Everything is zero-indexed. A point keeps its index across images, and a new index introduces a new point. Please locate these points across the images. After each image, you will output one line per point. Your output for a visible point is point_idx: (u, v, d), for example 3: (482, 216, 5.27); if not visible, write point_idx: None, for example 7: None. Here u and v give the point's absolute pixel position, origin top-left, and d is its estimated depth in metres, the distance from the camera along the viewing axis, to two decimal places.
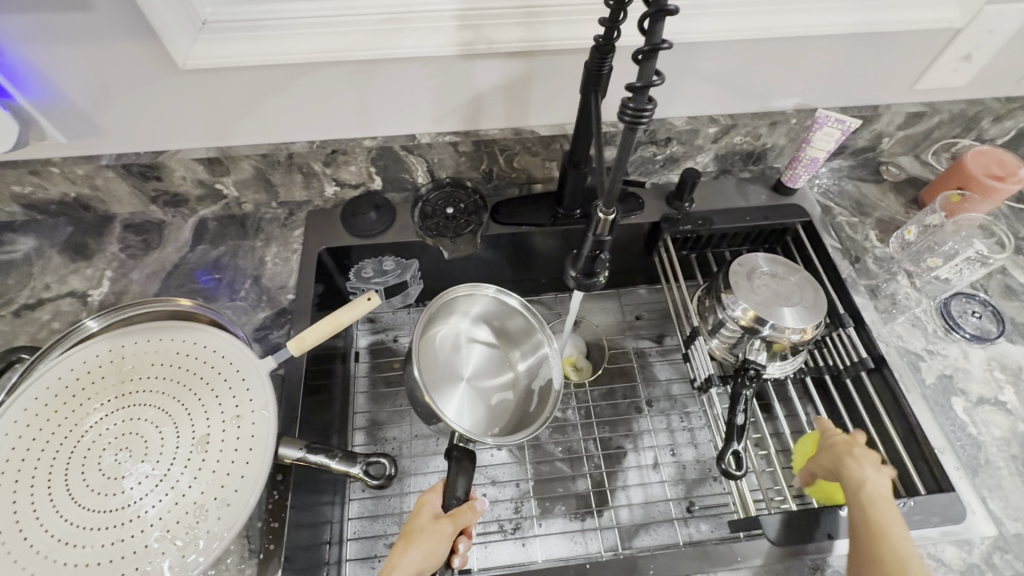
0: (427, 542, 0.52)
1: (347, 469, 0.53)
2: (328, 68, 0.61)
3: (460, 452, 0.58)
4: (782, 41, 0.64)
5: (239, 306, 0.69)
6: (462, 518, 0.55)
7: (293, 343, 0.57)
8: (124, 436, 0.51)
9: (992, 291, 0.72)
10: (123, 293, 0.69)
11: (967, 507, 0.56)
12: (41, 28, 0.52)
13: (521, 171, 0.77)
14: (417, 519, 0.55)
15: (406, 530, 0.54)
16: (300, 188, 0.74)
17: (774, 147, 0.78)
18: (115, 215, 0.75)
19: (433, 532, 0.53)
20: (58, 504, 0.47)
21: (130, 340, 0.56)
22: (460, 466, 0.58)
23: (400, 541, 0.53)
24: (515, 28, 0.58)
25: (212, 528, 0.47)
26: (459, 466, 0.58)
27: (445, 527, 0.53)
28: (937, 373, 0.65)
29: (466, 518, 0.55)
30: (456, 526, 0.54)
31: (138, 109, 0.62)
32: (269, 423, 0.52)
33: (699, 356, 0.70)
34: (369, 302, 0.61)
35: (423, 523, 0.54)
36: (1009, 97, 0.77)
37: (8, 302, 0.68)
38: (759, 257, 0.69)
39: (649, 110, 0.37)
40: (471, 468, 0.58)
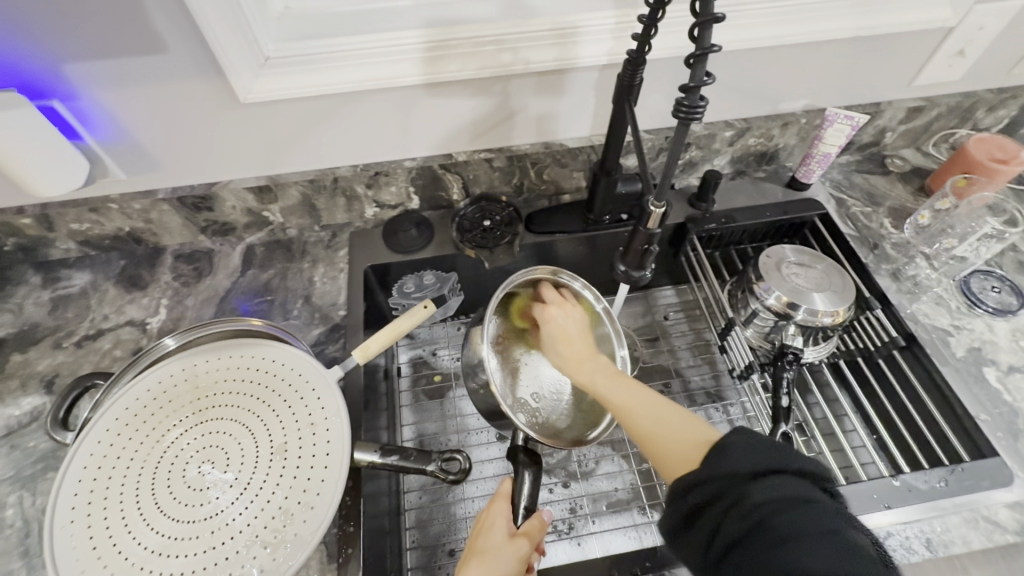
0: (504, 562, 0.50)
1: (423, 467, 0.55)
2: (376, 95, 0.65)
3: (527, 456, 0.60)
4: (792, 48, 0.69)
5: (293, 324, 0.72)
6: (535, 535, 0.54)
7: (358, 353, 0.61)
8: (206, 449, 0.53)
9: (1007, 267, 0.76)
10: (180, 318, 0.72)
11: (1013, 471, 0.58)
12: (116, 73, 0.57)
13: (551, 183, 0.81)
14: (491, 536, 0.54)
15: (482, 549, 0.53)
16: (342, 211, 0.78)
17: (785, 147, 0.83)
18: (165, 247, 0.78)
19: (507, 550, 0.52)
20: (148, 517, 0.49)
21: (202, 359, 0.58)
22: (528, 470, 0.59)
23: (477, 560, 0.51)
24: (550, 48, 0.64)
25: (299, 532, 0.49)
26: (526, 469, 0.59)
27: (522, 546, 0.52)
28: (966, 346, 0.68)
29: (538, 535, 0.54)
30: (531, 544, 0.53)
31: (196, 143, 0.66)
32: (343, 428, 0.54)
33: (737, 346, 0.72)
34: (426, 309, 0.66)
35: (498, 541, 0.53)
36: (1001, 88, 0.82)
37: (69, 334, 0.71)
38: (786, 248, 0.73)
39: (702, 107, 0.42)
40: (538, 473, 0.60)
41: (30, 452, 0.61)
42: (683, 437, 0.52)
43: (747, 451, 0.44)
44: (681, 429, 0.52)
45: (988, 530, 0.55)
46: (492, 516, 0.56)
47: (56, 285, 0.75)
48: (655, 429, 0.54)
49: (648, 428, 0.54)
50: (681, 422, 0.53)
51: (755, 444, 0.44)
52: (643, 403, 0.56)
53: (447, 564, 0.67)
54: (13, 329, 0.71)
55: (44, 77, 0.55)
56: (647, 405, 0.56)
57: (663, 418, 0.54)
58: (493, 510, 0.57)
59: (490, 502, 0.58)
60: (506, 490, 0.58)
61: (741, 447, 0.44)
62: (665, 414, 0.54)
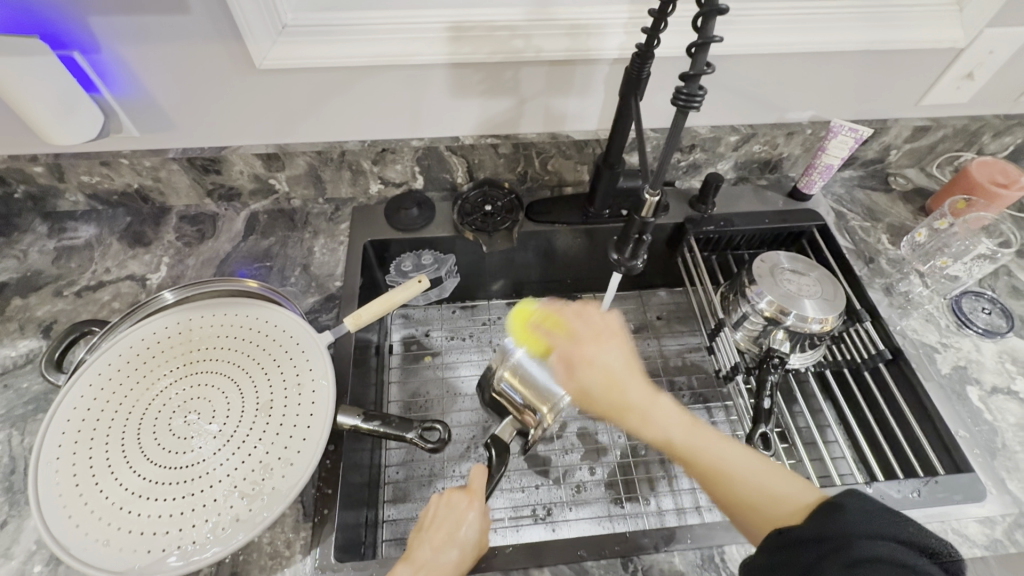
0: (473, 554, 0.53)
1: (402, 434, 0.56)
2: (387, 72, 0.67)
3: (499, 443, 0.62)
4: (801, 57, 0.70)
5: (289, 291, 0.73)
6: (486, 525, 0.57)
7: (350, 320, 0.62)
8: (193, 400, 0.54)
9: (1000, 290, 0.77)
10: (179, 278, 0.73)
11: (987, 488, 0.58)
12: (138, 30, 0.58)
13: (555, 174, 0.82)
14: (469, 529, 0.53)
15: (460, 540, 0.52)
16: (347, 185, 0.79)
17: (790, 156, 0.84)
18: (172, 208, 0.80)
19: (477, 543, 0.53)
20: (132, 460, 0.50)
21: (197, 315, 0.60)
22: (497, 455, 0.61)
23: (455, 551, 0.52)
24: (561, 38, 0.65)
25: (277, 485, 0.50)
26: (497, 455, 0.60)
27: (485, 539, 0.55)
28: (952, 364, 0.68)
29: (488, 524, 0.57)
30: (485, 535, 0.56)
31: (210, 106, 0.68)
32: (329, 391, 0.55)
33: (725, 347, 0.73)
34: (420, 283, 0.66)
35: (474, 535, 0.53)
36: (1009, 114, 0.83)
37: (70, 284, 0.72)
38: (781, 255, 0.73)
39: (700, 96, 0.43)
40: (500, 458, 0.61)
41: (22, 393, 0.62)
42: (791, 493, 0.50)
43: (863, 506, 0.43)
44: (794, 483, 0.51)
45: (956, 543, 0.55)
46: (473, 507, 0.55)
47: (61, 235, 0.76)
48: (750, 476, 0.52)
49: (747, 476, 0.52)
50: (765, 467, 0.53)
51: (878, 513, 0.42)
52: (726, 450, 0.54)
53: None
54: (16, 275, 0.72)
55: (68, 27, 0.57)
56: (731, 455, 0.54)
57: (755, 467, 0.52)
58: (472, 502, 0.55)
59: (468, 491, 0.56)
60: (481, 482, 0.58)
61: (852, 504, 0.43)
62: (768, 468, 0.52)
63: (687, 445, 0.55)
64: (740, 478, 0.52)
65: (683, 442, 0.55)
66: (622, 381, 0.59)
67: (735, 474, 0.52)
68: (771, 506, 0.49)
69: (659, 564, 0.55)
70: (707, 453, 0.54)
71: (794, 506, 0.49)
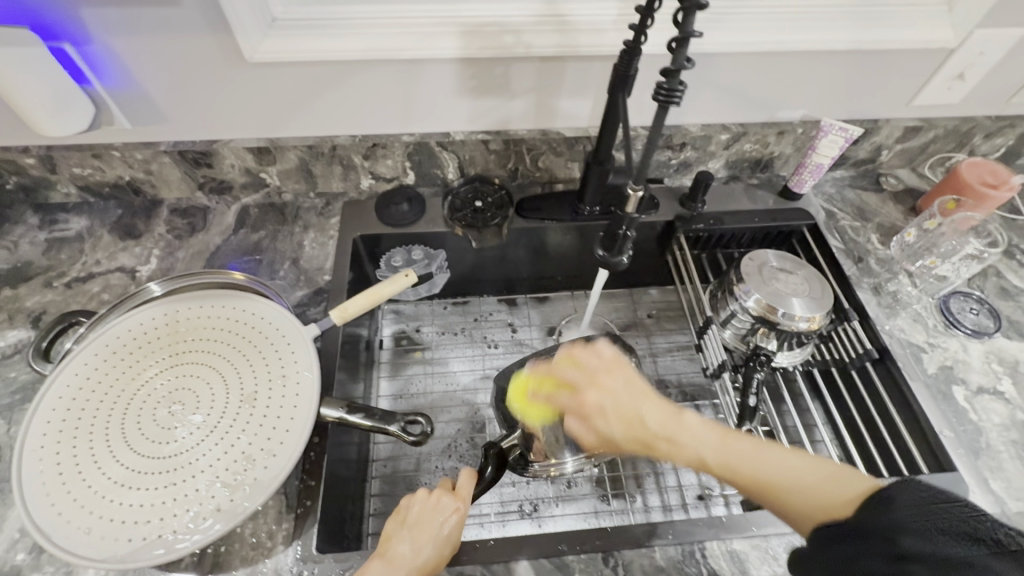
0: (447, 554, 0.52)
1: (385, 427, 0.56)
2: (378, 67, 0.67)
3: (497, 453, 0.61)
4: (791, 56, 0.70)
5: (278, 284, 0.73)
6: None
7: (336, 313, 0.62)
8: (177, 391, 0.55)
9: (988, 291, 0.77)
10: (169, 270, 0.74)
11: (969, 487, 0.59)
12: (129, 22, 0.59)
13: (545, 170, 0.82)
14: (452, 528, 0.53)
15: (441, 538, 0.52)
16: (337, 179, 0.80)
17: (781, 155, 0.84)
18: (163, 201, 0.80)
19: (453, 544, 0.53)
20: (115, 450, 0.51)
21: (183, 306, 0.60)
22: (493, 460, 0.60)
23: (432, 549, 0.51)
24: (551, 34, 0.65)
25: (259, 476, 0.51)
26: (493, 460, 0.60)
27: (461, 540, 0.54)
28: (938, 364, 0.68)
29: None
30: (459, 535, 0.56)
31: (201, 99, 0.68)
32: (313, 384, 0.55)
33: (712, 345, 0.74)
34: (407, 277, 0.66)
35: (454, 535, 0.53)
36: (1001, 115, 0.83)
37: (60, 275, 0.72)
38: (770, 253, 0.74)
39: (680, 92, 0.45)
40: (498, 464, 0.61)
41: (10, 382, 0.62)
42: (842, 487, 0.46)
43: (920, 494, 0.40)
44: (828, 472, 0.48)
45: None
46: (460, 507, 0.55)
47: (52, 227, 0.77)
48: (801, 483, 0.48)
49: (792, 486, 0.48)
50: (807, 461, 0.49)
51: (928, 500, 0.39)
52: (763, 457, 0.50)
53: None
54: (6, 265, 0.73)
55: (59, 19, 0.58)
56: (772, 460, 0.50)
57: (805, 472, 0.48)
58: (459, 505, 0.55)
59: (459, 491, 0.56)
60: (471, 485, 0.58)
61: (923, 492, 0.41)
62: (803, 463, 0.49)
63: (721, 461, 0.51)
64: (787, 487, 0.48)
65: (717, 462, 0.51)
66: (646, 412, 0.55)
67: (781, 485, 0.48)
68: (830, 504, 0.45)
69: (640, 559, 0.55)
70: (742, 465, 0.50)
71: (844, 498, 0.45)
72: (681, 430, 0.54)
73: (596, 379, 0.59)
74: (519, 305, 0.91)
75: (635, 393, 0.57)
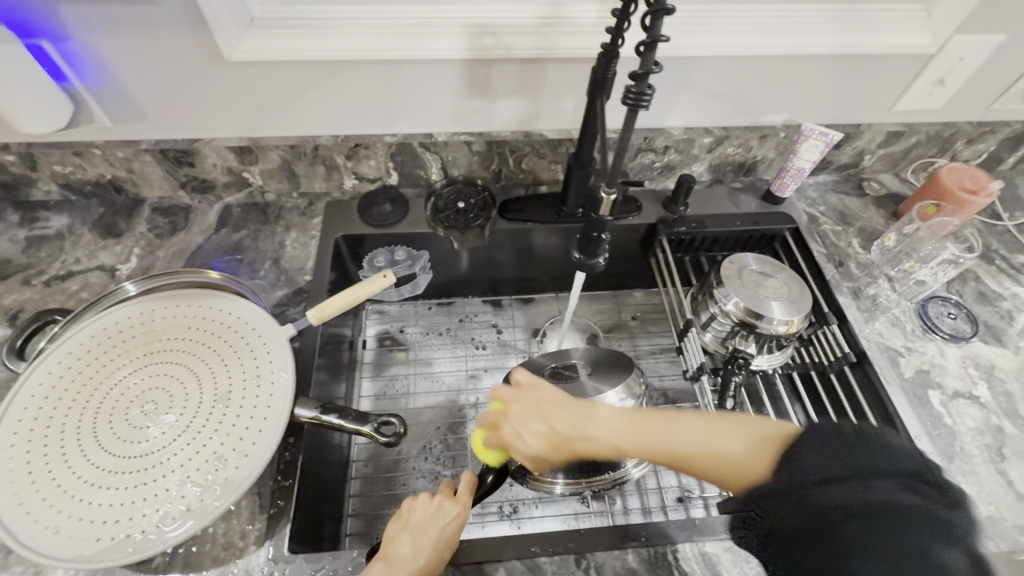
0: (449, 555, 0.53)
1: (359, 428, 0.56)
2: (359, 67, 0.67)
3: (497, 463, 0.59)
4: (771, 60, 0.71)
5: (258, 284, 0.73)
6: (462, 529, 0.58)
7: (311, 313, 0.62)
8: (151, 391, 0.54)
9: (967, 295, 0.77)
10: (149, 269, 0.73)
11: None
12: (107, 20, 0.59)
13: (529, 172, 0.82)
14: (455, 530, 0.54)
15: (444, 541, 0.53)
16: (321, 179, 0.80)
17: (764, 159, 0.84)
18: (145, 199, 0.80)
19: (455, 546, 0.54)
20: (86, 449, 0.50)
21: (160, 306, 0.60)
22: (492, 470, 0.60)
23: (434, 552, 0.52)
24: (532, 36, 0.65)
25: (230, 476, 0.50)
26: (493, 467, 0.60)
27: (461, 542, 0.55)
28: (915, 368, 0.69)
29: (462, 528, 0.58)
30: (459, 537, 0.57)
31: (181, 98, 0.68)
32: (287, 384, 0.55)
33: (693, 347, 0.73)
34: (385, 278, 0.66)
35: (455, 538, 0.54)
36: (982, 121, 0.83)
37: (39, 273, 0.72)
38: (749, 256, 0.74)
39: (648, 95, 0.45)
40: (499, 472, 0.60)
41: None
42: (749, 439, 0.51)
43: (826, 459, 0.43)
44: (739, 429, 0.52)
45: None
46: (462, 510, 0.56)
47: (33, 225, 0.76)
48: (721, 449, 0.51)
49: (712, 450, 0.51)
50: (716, 424, 0.53)
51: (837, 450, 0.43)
52: (681, 430, 0.54)
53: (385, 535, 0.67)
54: None
55: (37, 16, 0.58)
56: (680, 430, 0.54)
57: (720, 434, 0.52)
58: (459, 509, 0.55)
59: (461, 494, 0.57)
60: (472, 489, 0.59)
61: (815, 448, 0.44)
62: (706, 426, 0.53)
63: (636, 444, 0.55)
64: (705, 454, 0.52)
65: (635, 447, 0.55)
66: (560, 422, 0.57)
67: (696, 453, 0.52)
68: (748, 460, 0.49)
69: (613, 561, 0.55)
70: (661, 443, 0.54)
71: (751, 453, 0.49)
72: (599, 428, 0.56)
73: (512, 405, 0.59)
74: (504, 306, 0.91)
75: (550, 407, 0.58)
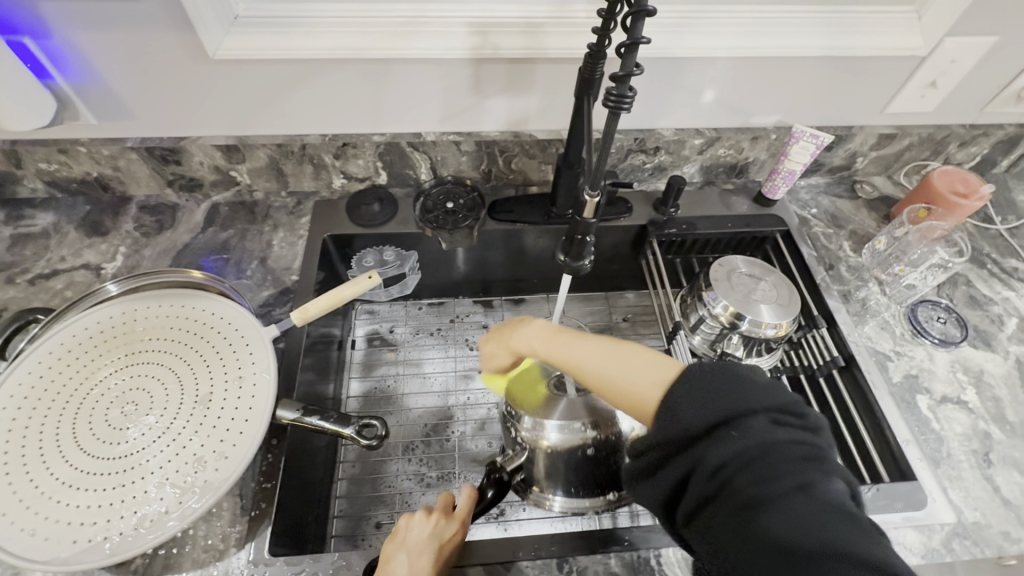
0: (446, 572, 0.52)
1: (340, 430, 0.56)
2: (345, 66, 0.66)
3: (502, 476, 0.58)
4: (761, 61, 0.70)
5: (244, 283, 0.73)
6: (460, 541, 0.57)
7: (295, 314, 0.62)
8: (131, 391, 0.54)
9: (958, 299, 0.77)
10: (134, 268, 0.73)
11: (928, 495, 0.59)
12: (90, 17, 0.58)
13: (519, 172, 0.82)
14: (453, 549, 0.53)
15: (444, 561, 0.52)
16: (309, 178, 0.79)
17: (755, 161, 0.83)
18: (132, 197, 0.79)
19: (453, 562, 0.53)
20: (64, 450, 0.50)
21: (143, 306, 0.59)
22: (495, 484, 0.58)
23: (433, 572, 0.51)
24: (519, 36, 0.64)
25: (209, 478, 0.50)
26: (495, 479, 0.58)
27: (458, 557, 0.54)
28: (903, 372, 0.68)
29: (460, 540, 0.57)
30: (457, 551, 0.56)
31: (166, 96, 0.67)
32: (270, 385, 0.55)
33: (681, 350, 0.72)
34: (369, 280, 0.66)
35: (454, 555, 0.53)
36: (975, 123, 0.83)
37: (23, 271, 0.72)
38: (738, 259, 0.73)
39: (630, 97, 0.45)
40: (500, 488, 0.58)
41: None
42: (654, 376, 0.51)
43: (699, 403, 0.44)
44: (651, 367, 0.52)
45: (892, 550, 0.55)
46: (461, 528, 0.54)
47: (18, 222, 0.76)
48: (623, 377, 0.52)
49: (615, 378, 0.53)
50: (636, 359, 0.53)
51: (707, 394, 0.44)
52: (599, 358, 0.55)
53: (371, 537, 0.67)
54: None
55: (18, 13, 0.57)
56: (588, 351, 0.56)
57: (628, 366, 0.53)
58: (457, 527, 0.54)
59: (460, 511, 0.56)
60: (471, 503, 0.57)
61: (697, 391, 0.44)
62: (610, 351, 0.55)
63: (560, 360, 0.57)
64: (609, 379, 0.53)
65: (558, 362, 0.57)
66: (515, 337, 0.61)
67: (602, 378, 0.54)
68: (642, 391, 0.50)
69: (595, 565, 0.55)
70: (580, 365, 0.55)
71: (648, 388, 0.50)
72: (535, 345, 0.59)
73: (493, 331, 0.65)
74: (495, 306, 0.90)
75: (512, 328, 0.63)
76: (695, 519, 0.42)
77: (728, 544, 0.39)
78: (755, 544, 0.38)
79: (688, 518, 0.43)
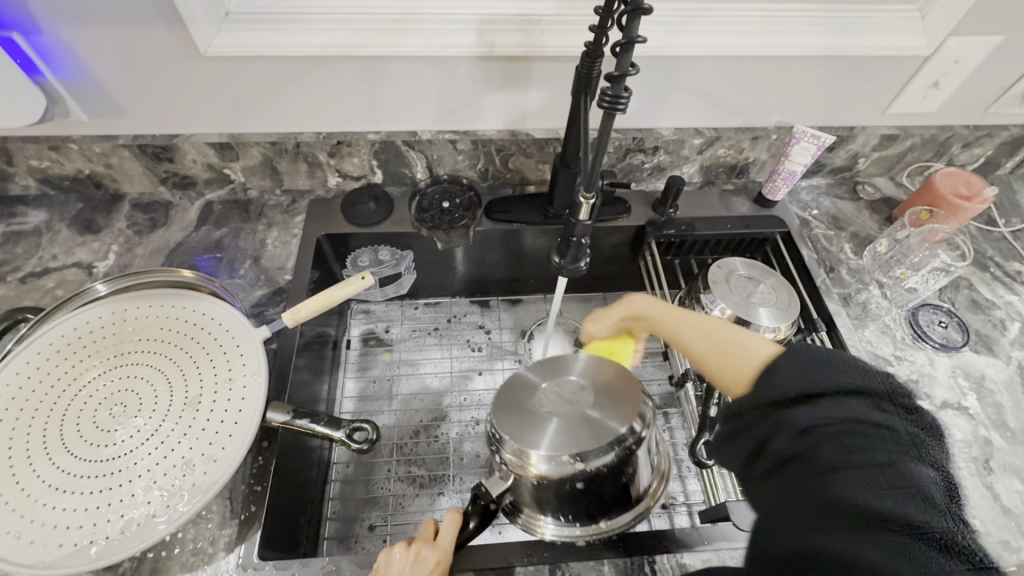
0: None
1: (331, 433, 0.55)
2: (339, 64, 0.66)
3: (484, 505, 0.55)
4: (761, 60, 0.69)
5: (237, 283, 0.72)
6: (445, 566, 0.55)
7: (288, 316, 0.61)
8: (120, 393, 0.53)
9: (959, 303, 0.76)
10: (126, 266, 0.72)
11: None
12: (79, 13, 0.57)
13: (516, 172, 0.81)
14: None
15: None
16: (304, 177, 0.78)
17: (756, 161, 0.82)
18: (125, 195, 0.78)
19: None
20: (51, 452, 0.49)
21: (132, 306, 0.59)
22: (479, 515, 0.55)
23: None
24: (516, 33, 0.63)
25: (197, 482, 0.49)
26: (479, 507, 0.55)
27: None
28: (903, 378, 0.67)
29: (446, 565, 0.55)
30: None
31: (158, 93, 0.66)
32: (260, 387, 0.54)
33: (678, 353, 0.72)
34: (363, 280, 0.65)
35: None
36: (979, 124, 0.82)
37: (15, 269, 0.71)
38: (738, 261, 0.72)
39: (624, 98, 0.44)
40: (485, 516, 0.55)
41: None
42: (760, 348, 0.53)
43: (800, 371, 0.44)
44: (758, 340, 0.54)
45: None
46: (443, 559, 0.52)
47: (10, 220, 0.75)
48: (736, 346, 0.54)
49: (726, 347, 0.55)
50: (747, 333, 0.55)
51: (814, 364, 0.44)
52: (710, 331, 0.57)
53: (364, 539, 0.67)
54: None
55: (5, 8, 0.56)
56: (701, 323, 0.58)
57: (740, 337, 0.55)
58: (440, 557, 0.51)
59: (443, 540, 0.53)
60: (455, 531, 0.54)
61: (800, 361, 0.44)
62: (720, 324, 0.58)
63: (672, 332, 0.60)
64: (719, 349, 0.55)
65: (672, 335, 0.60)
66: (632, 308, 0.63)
67: (710, 349, 0.56)
68: (752, 360, 0.52)
69: (588, 572, 0.54)
70: (694, 339, 0.58)
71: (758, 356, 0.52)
72: (652, 316, 0.62)
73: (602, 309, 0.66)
74: (492, 307, 0.90)
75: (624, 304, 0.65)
76: (762, 478, 0.42)
77: (791, 501, 0.39)
78: (825, 501, 0.38)
79: (760, 475, 0.43)
